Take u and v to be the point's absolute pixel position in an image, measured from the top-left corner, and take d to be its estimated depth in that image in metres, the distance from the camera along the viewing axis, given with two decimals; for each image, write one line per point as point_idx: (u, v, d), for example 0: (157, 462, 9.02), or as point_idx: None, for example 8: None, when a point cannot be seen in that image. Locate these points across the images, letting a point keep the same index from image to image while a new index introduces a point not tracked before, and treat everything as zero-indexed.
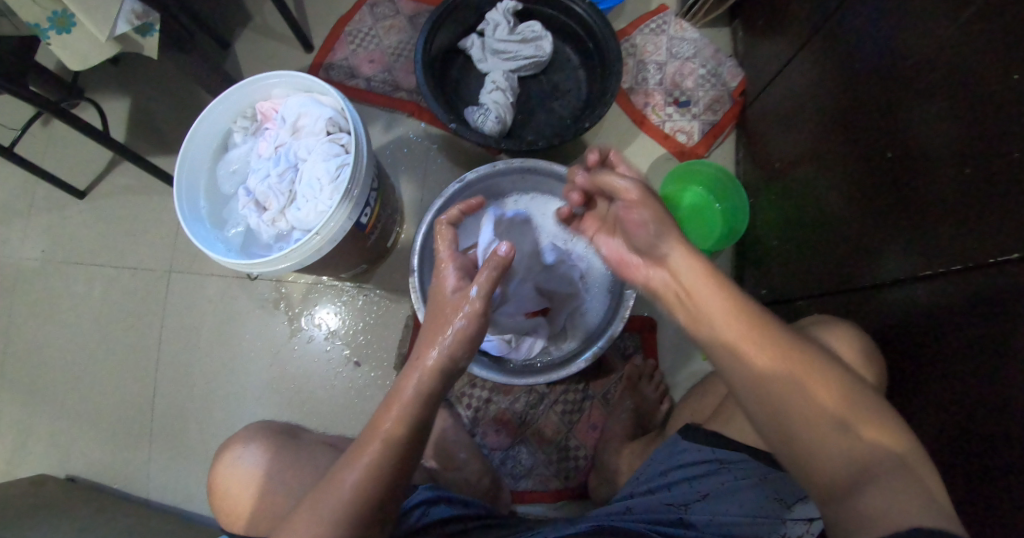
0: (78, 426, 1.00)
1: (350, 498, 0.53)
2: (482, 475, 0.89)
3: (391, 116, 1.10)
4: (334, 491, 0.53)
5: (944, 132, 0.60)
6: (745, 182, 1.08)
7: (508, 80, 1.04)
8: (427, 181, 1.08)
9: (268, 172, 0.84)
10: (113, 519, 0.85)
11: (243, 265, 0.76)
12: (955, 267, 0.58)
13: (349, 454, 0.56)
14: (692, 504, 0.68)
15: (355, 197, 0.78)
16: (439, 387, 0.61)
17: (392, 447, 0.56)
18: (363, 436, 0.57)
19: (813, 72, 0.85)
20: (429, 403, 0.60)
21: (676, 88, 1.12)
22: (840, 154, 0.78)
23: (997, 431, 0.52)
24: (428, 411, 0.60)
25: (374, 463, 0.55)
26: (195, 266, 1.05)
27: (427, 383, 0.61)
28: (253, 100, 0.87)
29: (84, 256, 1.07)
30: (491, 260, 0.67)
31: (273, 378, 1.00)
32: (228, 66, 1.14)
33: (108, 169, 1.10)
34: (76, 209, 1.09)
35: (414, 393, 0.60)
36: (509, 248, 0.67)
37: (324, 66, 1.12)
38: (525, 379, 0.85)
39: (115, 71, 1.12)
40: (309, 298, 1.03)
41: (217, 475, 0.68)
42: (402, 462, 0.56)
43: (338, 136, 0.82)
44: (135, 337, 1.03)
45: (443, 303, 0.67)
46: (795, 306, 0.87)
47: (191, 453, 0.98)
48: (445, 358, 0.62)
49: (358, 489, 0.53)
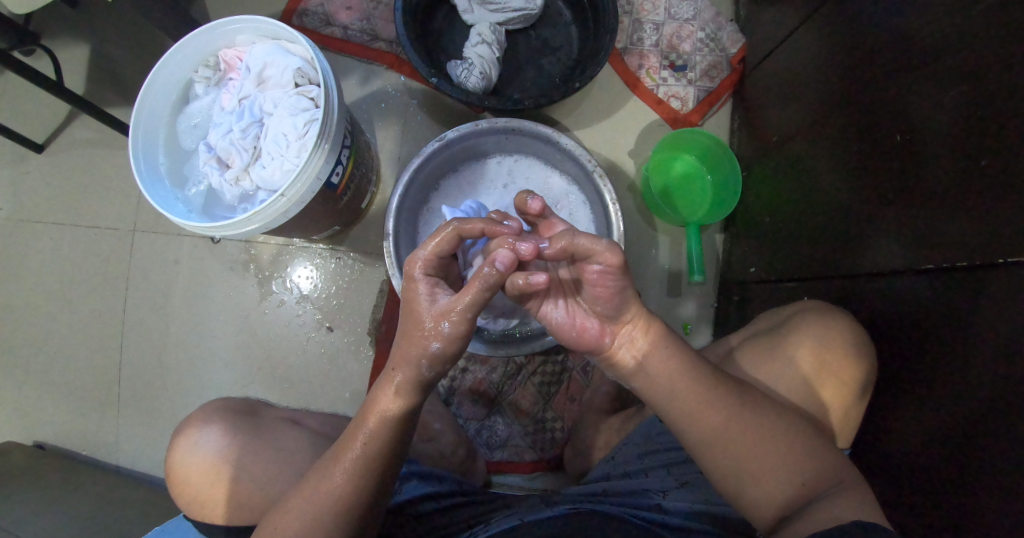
0: (45, 392, 0.99)
1: (331, 509, 0.53)
2: (456, 447, 0.87)
3: (369, 68, 1.03)
4: (313, 502, 0.53)
5: (963, 115, 0.55)
6: (739, 154, 1.03)
7: (495, 33, 0.97)
8: (405, 140, 1.02)
9: (231, 126, 0.77)
10: (82, 491, 0.84)
11: (204, 228, 0.71)
12: (961, 263, 0.55)
13: (328, 459, 0.55)
14: (670, 490, 0.67)
15: (326, 150, 0.72)
16: (415, 400, 0.56)
17: (368, 459, 0.54)
18: (341, 441, 0.56)
19: (823, 39, 0.79)
20: (403, 418, 0.56)
21: (673, 50, 1.05)
22: (844, 130, 0.73)
23: (987, 438, 0.50)
24: (402, 426, 0.56)
25: (348, 480, 0.53)
26: (162, 227, 1.01)
27: (400, 400, 0.56)
28: (216, 47, 0.80)
29: (44, 215, 1.02)
30: (485, 275, 0.52)
31: (245, 344, 0.98)
32: (194, 11, 1.05)
33: (67, 120, 1.03)
34: (35, 164, 1.03)
35: (387, 412, 0.55)
36: (508, 264, 0.52)
37: (298, 12, 1.04)
38: (500, 351, 0.84)
39: (71, 14, 1.04)
40: (280, 260, 0.99)
41: (173, 461, 0.66)
42: (384, 470, 0.55)
43: (307, 88, 0.76)
44: (100, 302, 1.00)
45: (415, 318, 0.55)
46: (783, 287, 0.84)
47: (161, 422, 0.96)
48: (418, 376, 0.55)
49: (339, 500, 0.53)
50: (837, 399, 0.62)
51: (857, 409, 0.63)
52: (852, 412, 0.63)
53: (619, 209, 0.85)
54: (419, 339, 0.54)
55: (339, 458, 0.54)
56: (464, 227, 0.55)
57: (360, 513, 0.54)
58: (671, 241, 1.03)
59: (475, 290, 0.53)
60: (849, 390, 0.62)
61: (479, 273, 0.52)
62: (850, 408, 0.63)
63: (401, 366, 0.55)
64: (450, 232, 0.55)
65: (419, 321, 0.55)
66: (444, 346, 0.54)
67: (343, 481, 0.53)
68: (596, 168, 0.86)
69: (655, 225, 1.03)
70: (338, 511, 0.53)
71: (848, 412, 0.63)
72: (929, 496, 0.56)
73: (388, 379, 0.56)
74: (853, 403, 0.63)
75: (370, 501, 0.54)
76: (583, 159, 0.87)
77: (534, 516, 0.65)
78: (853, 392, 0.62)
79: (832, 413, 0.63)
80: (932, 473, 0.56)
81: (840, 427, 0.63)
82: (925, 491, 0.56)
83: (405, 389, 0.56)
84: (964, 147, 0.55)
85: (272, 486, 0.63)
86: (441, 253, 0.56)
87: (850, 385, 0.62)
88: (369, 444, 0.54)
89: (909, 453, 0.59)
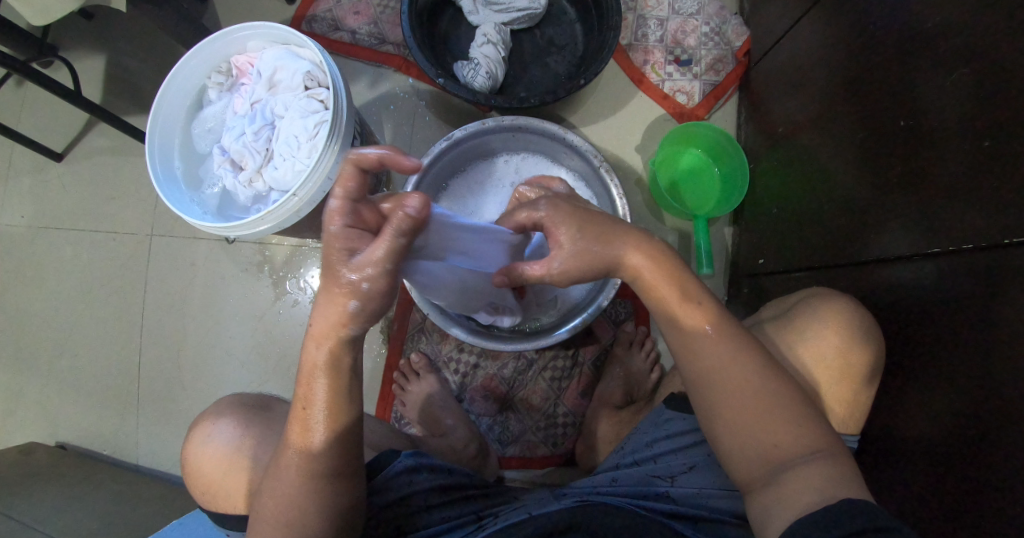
0: (66, 393, 1.01)
1: (302, 478, 0.54)
2: (468, 442, 0.88)
3: (377, 71, 1.05)
4: (280, 485, 0.54)
5: (964, 99, 0.56)
6: (746, 146, 1.03)
7: (499, 33, 0.98)
8: (414, 140, 1.04)
9: (243, 130, 0.79)
10: (102, 488, 0.87)
11: (219, 229, 0.72)
12: (967, 246, 0.55)
13: (284, 436, 0.55)
14: (679, 476, 0.68)
15: (336, 150, 0.74)
16: (345, 379, 0.53)
17: (317, 444, 0.54)
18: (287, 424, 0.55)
19: (827, 29, 0.79)
20: (338, 396, 0.53)
21: (677, 45, 1.05)
22: (849, 118, 0.74)
23: (997, 422, 0.50)
24: (342, 389, 0.54)
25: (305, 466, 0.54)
26: (179, 231, 1.03)
27: (330, 383, 0.53)
28: (228, 53, 0.82)
29: (65, 221, 1.05)
30: (396, 223, 0.46)
31: (259, 343, 0.99)
32: (206, 20, 1.08)
33: (85, 129, 1.06)
34: (56, 172, 1.06)
35: (319, 396, 0.53)
36: (417, 207, 0.46)
37: (307, 18, 1.06)
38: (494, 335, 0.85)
39: (89, 27, 1.07)
40: (294, 261, 1.01)
41: (189, 452, 0.67)
42: (334, 435, 0.54)
43: (316, 91, 0.77)
44: (118, 305, 1.02)
45: (333, 275, 0.49)
46: (792, 278, 0.84)
47: (178, 421, 0.98)
48: (339, 355, 0.52)
49: (304, 467, 0.54)
50: (846, 386, 0.62)
51: (866, 396, 0.63)
52: (861, 397, 0.63)
53: (626, 203, 0.86)
54: (337, 298, 0.49)
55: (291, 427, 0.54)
56: (365, 159, 0.45)
57: (342, 478, 0.55)
58: (680, 236, 1.03)
59: (388, 240, 0.47)
60: (859, 376, 0.62)
61: (390, 223, 0.46)
62: (859, 394, 0.63)
63: (326, 339, 0.51)
64: (351, 168, 0.45)
65: (336, 278, 0.49)
66: (363, 305, 0.50)
67: (302, 448, 0.54)
68: (603, 163, 0.87)
69: (664, 220, 1.03)
70: (305, 478, 0.54)
71: (858, 398, 0.63)
72: (942, 482, 0.56)
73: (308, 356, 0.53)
74: (863, 388, 0.63)
75: (336, 466, 0.55)
76: (590, 155, 0.88)
77: (543, 509, 0.65)
78: (860, 378, 0.62)
79: (840, 398, 0.63)
80: (942, 457, 0.56)
81: (850, 413, 0.63)
82: (937, 474, 0.56)
83: (324, 359, 0.52)
84: (969, 130, 0.55)
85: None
86: (351, 196, 0.47)
87: (859, 371, 0.62)
88: (309, 411, 0.53)
89: (920, 441, 0.59)
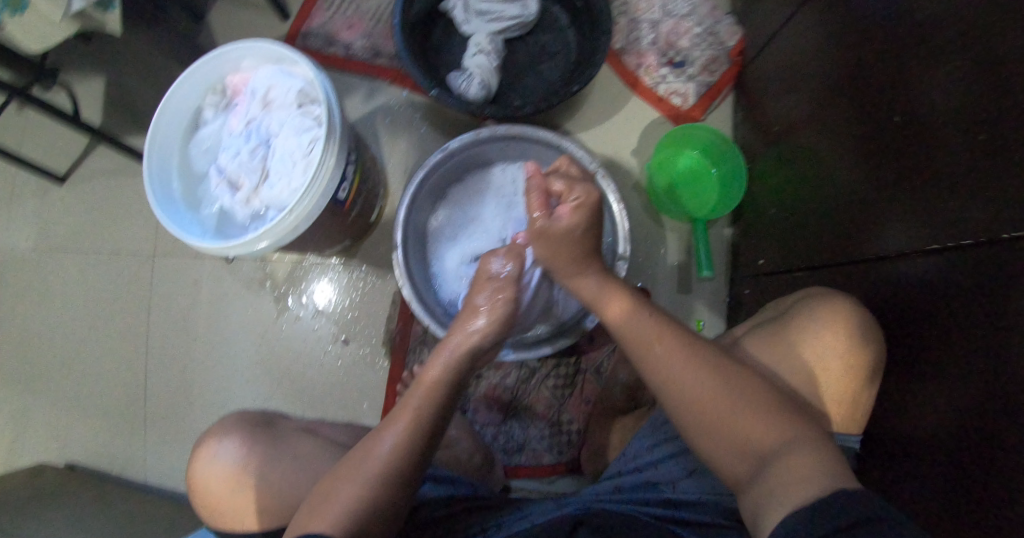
0: (73, 414, 1.02)
1: (381, 468, 0.55)
2: (473, 452, 0.88)
3: (372, 84, 1.05)
4: (347, 481, 0.55)
5: (957, 95, 0.55)
6: (743, 146, 1.02)
7: (492, 42, 0.98)
8: (411, 151, 1.04)
9: (239, 149, 0.80)
10: (111, 508, 0.87)
11: (218, 248, 0.73)
12: (967, 242, 0.54)
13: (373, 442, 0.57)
14: (681, 480, 0.68)
15: (331, 166, 0.74)
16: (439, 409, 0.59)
17: (404, 459, 0.56)
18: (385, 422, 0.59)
19: (820, 26, 0.78)
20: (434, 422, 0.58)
21: (670, 47, 1.04)
22: (846, 115, 0.73)
23: (1000, 425, 0.49)
24: (443, 403, 0.59)
25: (384, 476, 0.55)
26: (181, 249, 1.04)
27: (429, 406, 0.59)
28: (221, 74, 0.83)
29: (69, 243, 1.06)
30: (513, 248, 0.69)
31: (262, 358, 1.00)
32: (202, 40, 1.09)
33: (86, 152, 1.07)
34: (59, 196, 1.07)
35: (417, 416, 0.58)
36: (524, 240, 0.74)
37: (300, 34, 1.07)
38: (538, 349, 0.84)
39: (87, 51, 1.08)
40: (295, 275, 1.01)
41: (194, 472, 0.68)
42: (425, 450, 0.57)
43: (310, 108, 0.78)
44: (124, 325, 1.03)
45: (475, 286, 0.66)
46: (794, 278, 0.84)
47: (185, 438, 0.99)
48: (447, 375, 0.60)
49: (388, 459, 0.55)
50: (847, 387, 0.62)
51: (868, 396, 0.63)
52: (863, 397, 0.63)
53: (623, 208, 0.86)
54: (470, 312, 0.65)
55: (392, 431, 0.57)
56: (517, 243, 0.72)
57: (402, 482, 0.56)
58: (679, 238, 1.02)
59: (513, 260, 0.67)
60: (859, 377, 0.62)
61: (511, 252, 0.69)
62: (860, 396, 0.63)
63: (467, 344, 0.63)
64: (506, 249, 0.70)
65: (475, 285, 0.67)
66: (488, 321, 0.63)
67: (399, 442, 0.56)
68: (599, 169, 0.86)
69: (663, 222, 1.03)
70: (385, 472, 0.55)
71: (859, 400, 0.63)
72: (948, 485, 0.55)
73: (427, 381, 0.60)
74: (864, 389, 0.62)
75: (412, 468, 0.56)
76: (585, 160, 0.87)
77: (547, 518, 0.66)
78: (860, 379, 0.62)
79: (837, 400, 0.63)
80: (948, 458, 0.55)
81: (851, 415, 0.63)
82: (943, 475, 0.56)
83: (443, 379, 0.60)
84: (966, 125, 0.54)
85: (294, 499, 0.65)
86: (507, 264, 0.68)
87: (859, 373, 0.62)
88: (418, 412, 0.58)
89: (926, 443, 0.59)
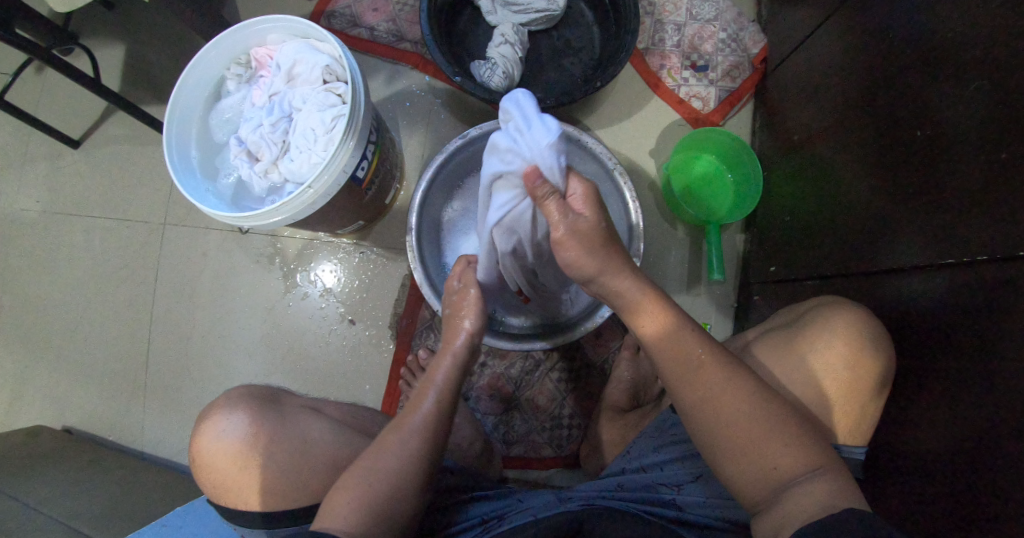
0: (72, 378, 1.02)
1: (409, 452, 0.57)
2: (473, 441, 0.87)
3: (394, 68, 1.05)
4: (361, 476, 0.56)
5: (982, 112, 0.56)
6: (760, 154, 1.03)
7: (517, 33, 0.98)
8: (429, 137, 1.04)
9: (261, 121, 0.80)
10: (105, 474, 0.87)
11: (234, 219, 0.73)
12: (982, 258, 0.55)
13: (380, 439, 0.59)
14: (685, 484, 0.68)
15: (352, 144, 0.74)
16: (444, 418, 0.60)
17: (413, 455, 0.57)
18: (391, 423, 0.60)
19: (846, 37, 0.79)
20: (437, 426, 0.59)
21: (694, 51, 1.05)
22: (866, 127, 0.74)
23: (1006, 439, 0.50)
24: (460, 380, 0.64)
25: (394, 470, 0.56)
26: (192, 220, 1.04)
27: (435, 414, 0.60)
28: (247, 46, 0.83)
29: (79, 207, 1.05)
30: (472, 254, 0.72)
31: (267, 334, 1.00)
32: (226, 13, 1.08)
33: (103, 117, 1.07)
34: (72, 160, 1.07)
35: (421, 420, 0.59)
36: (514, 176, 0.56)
37: (326, 14, 1.07)
38: (531, 343, 0.84)
39: (110, 16, 1.08)
40: (305, 254, 1.01)
41: (198, 448, 0.67)
42: (434, 452, 0.59)
43: (334, 85, 0.78)
44: (129, 293, 1.03)
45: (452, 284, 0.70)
46: (803, 287, 0.84)
47: (184, 409, 0.99)
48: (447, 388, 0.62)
49: (424, 427, 0.59)
50: (855, 397, 0.62)
51: (874, 407, 0.63)
52: (870, 407, 0.63)
53: (639, 206, 0.86)
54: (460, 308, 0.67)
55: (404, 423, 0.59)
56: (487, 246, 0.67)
57: (434, 460, 0.59)
58: (690, 241, 1.02)
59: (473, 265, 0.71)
60: (868, 387, 0.62)
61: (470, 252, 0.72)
62: (867, 405, 0.63)
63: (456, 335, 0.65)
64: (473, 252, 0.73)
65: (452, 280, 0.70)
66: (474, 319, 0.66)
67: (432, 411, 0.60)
68: (617, 166, 0.87)
69: (675, 224, 1.03)
70: (424, 434, 0.58)
71: (866, 411, 0.63)
72: (948, 499, 0.55)
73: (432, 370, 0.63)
74: (871, 399, 0.63)
75: (441, 444, 0.59)
76: (604, 157, 0.87)
77: (548, 511, 0.66)
78: (869, 389, 0.62)
79: (845, 409, 0.63)
80: (951, 471, 0.55)
81: (857, 426, 0.63)
82: (944, 488, 0.56)
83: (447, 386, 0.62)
84: (990, 142, 0.55)
85: (307, 484, 0.65)
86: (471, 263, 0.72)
87: (869, 382, 0.62)
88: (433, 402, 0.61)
89: (929, 458, 0.59)
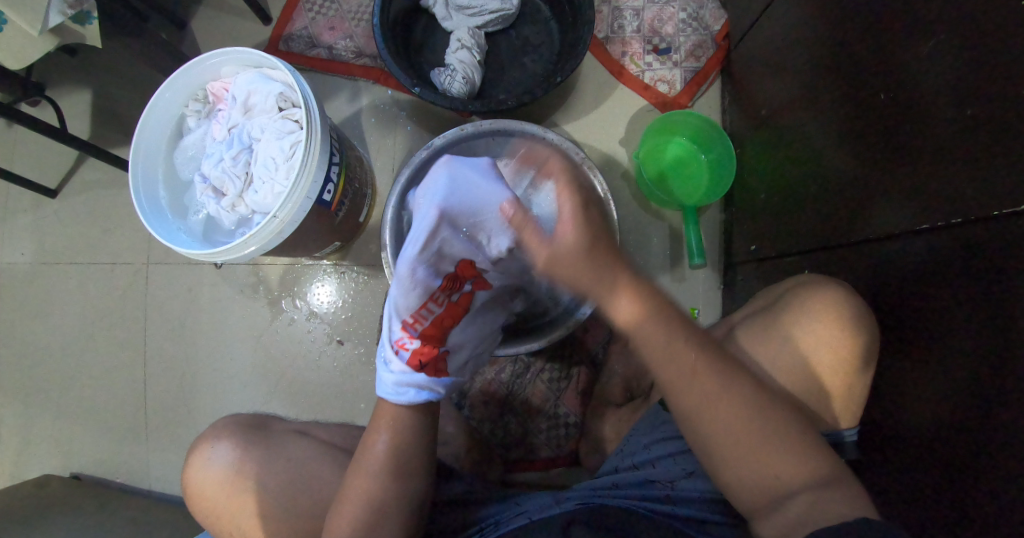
0: (75, 424, 1.03)
1: (381, 475, 0.61)
2: (469, 449, 0.87)
3: (356, 85, 1.05)
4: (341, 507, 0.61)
5: (943, 71, 0.54)
6: (731, 131, 1.02)
7: (474, 37, 0.97)
8: (397, 150, 1.04)
9: (222, 156, 0.80)
10: (114, 516, 0.88)
11: (204, 256, 0.73)
12: (956, 220, 0.53)
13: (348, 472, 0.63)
14: (679, 481, 0.68)
15: (314, 168, 0.74)
16: (403, 436, 0.63)
17: (383, 474, 0.61)
18: (359, 455, 0.64)
19: (803, 6, 0.77)
20: (398, 446, 0.63)
21: (655, 34, 1.03)
22: (833, 95, 0.72)
23: (999, 411, 0.48)
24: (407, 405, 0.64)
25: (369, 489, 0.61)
26: (174, 257, 1.05)
27: (393, 435, 0.63)
28: (202, 81, 0.83)
29: (64, 256, 1.07)
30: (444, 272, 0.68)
31: (258, 363, 1.01)
32: (186, 48, 1.09)
33: (77, 165, 1.08)
34: (52, 209, 1.08)
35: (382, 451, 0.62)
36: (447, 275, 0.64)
37: (283, 38, 1.06)
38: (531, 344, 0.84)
39: (73, 63, 1.09)
40: (288, 279, 1.02)
41: (189, 475, 0.69)
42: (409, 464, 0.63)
43: (290, 112, 0.78)
44: (120, 335, 1.04)
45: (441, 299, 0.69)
46: (786, 263, 0.83)
47: (186, 445, 1.00)
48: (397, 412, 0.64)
49: (386, 454, 0.62)
50: (839, 374, 0.61)
51: (863, 383, 0.62)
52: (858, 385, 0.62)
53: (612, 199, 0.85)
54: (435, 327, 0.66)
55: (369, 449, 0.63)
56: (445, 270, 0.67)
57: (413, 467, 0.63)
58: (670, 227, 1.01)
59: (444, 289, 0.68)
60: (851, 366, 0.61)
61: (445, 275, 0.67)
62: (854, 383, 0.62)
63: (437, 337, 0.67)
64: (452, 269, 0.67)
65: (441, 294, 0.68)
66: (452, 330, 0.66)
67: (389, 428, 0.63)
68: (586, 161, 0.86)
69: (653, 212, 1.02)
70: (390, 457, 0.62)
71: (852, 389, 0.62)
72: (942, 467, 0.54)
73: (385, 408, 0.64)
74: (858, 378, 0.61)
75: (411, 454, 0.63)
76: (571, 153, 0.86)
77: (543, 514, 0.65)
78: (855, 367, 0.61)
79: (834, 389, 0.62)
80: (943, 440, 0.54)
81: (844, 404, 0.63)
82: (938, 457, 0.54)
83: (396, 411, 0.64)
84: (953, 100, 0.53)
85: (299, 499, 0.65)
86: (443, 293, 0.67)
87: (855, 361, 0.61)
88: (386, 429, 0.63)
89: (920, 429, 0.57)
